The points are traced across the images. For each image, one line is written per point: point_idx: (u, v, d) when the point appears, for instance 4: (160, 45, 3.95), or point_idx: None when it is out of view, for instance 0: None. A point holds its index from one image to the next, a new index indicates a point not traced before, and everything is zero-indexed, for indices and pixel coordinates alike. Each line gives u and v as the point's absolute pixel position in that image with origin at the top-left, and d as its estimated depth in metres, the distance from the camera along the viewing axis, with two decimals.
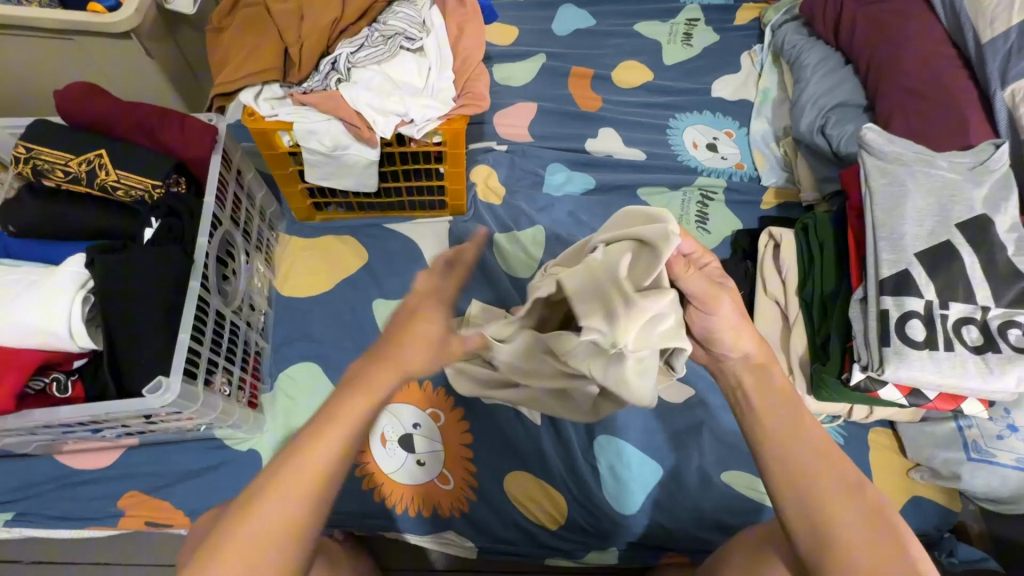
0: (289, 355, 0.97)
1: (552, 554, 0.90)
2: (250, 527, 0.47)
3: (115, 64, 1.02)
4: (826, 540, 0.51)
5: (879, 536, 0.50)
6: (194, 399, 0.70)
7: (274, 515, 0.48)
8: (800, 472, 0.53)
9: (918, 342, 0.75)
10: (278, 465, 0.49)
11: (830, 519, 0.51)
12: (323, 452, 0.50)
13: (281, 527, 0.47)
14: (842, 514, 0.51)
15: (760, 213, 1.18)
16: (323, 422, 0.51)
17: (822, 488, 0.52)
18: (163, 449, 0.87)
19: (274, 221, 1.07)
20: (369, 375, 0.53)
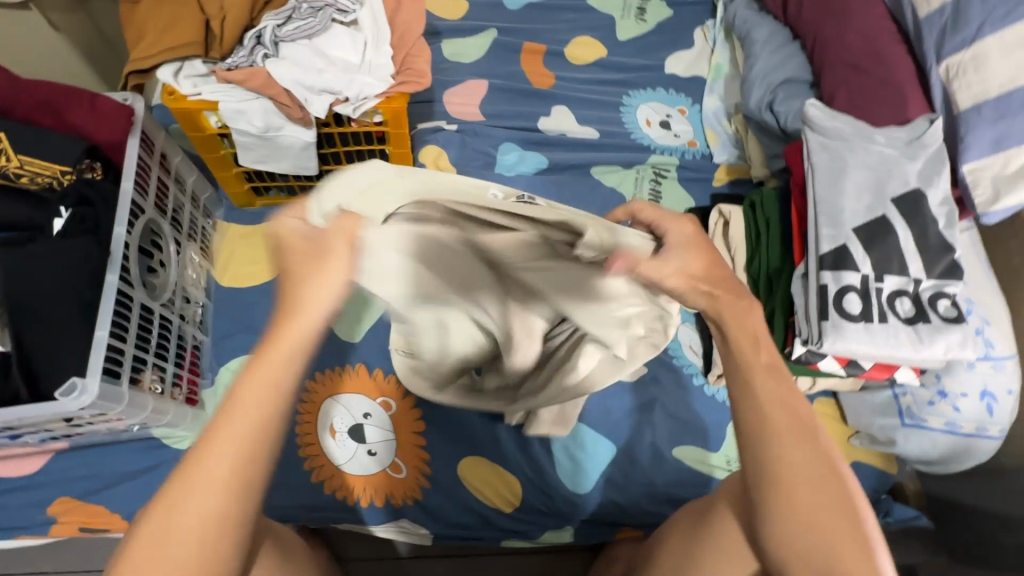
0: (231, 348, 0.93)
1: (508, 536, 0.90)
2: (173, 545, 0.43)
3: (15, 36, 0.94)
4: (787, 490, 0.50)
5: (830, 489, 0.50)
6: (118, 400, 0.66)
7: (192, 525, 0.43)
8: (764, 422, 0.51)
9: (855, 315, 0.77)
10: (186, 473, 0.44)
11: (786, 473, 0.50)
12: (233, 453, 0.44)
13: (202, 527, 0.43)
14: (797, 467, 0.50)
15: (713, 191, 1.19)
16: (225, 421, 0.44)
17: (786, 441, 0.51)
18: (95, 451, 0.82)
19: (211, 208, 1.01)
20: (264, 353, 0.46)
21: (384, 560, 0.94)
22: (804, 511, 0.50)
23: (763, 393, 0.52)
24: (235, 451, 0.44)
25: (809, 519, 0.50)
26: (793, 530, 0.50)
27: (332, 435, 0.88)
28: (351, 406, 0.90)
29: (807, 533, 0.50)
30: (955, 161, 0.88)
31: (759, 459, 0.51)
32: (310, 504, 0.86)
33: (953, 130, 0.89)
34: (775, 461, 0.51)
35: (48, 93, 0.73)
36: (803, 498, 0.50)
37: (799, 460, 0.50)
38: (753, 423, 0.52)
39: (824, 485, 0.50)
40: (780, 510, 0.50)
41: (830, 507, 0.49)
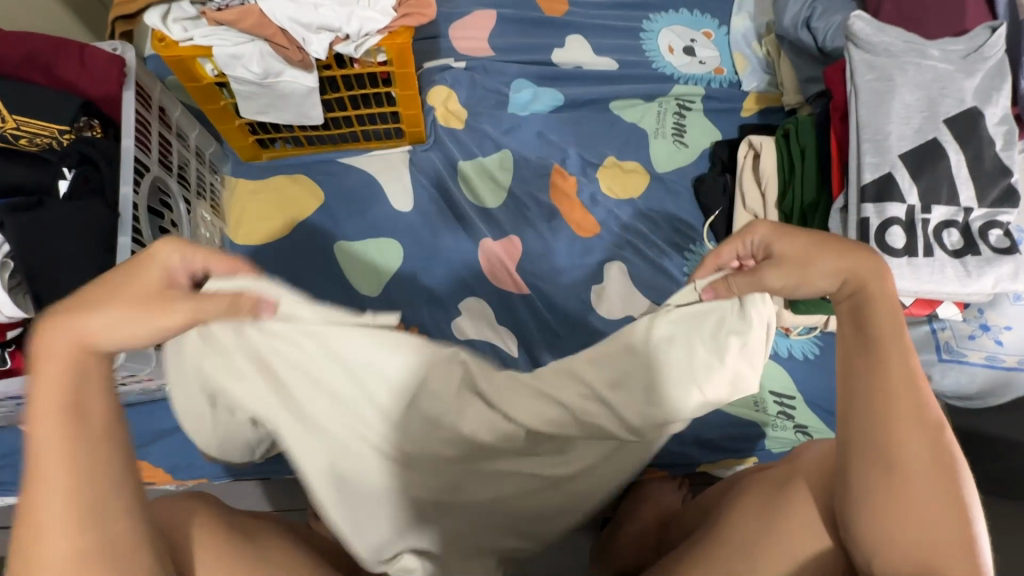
0: None
1: None
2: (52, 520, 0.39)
3: None
4: (894, 493, 0.46)
5: (946, 508, 0.44)
6: (148, 361, 0.66)
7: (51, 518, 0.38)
8: (893, 414, 0.46)
9: (898, 250, 0.72)
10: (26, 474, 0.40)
11: (907, 467, 0.45)
12: (52, 451, 0.40)
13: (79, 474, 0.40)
14: (922, 465, 0.45)
15: (741, 122, 1.12)
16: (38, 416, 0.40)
17: (912, 438, 0.46)
18: (133, 409, 0.85)
19: (217, 164, 0.98)
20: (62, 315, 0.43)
21: None
22: (917, 514, 0.45)
23: (898, 387, 0.47)
24: (48, 439, 0.40)
25: (896, 487, 0.46)
26: (900, 526, 0.45)
27: None
28: None
29: (915, 535, 0.45)
30: (1017, 74, 0.79)
31: (878, 444, 0.46)
32: None
33: (1016, 40, 0.80)
34: (892, 452, 0.46)
35: (36, 48, 0.69)
36: (918, 499, 0.45)
37: (924, 459, 0.46)
38: (878, 404, 0.47)
39: (944, 492, 0.45)
40: (889, 502, 0.46)
41: (952, 518, 0.44)
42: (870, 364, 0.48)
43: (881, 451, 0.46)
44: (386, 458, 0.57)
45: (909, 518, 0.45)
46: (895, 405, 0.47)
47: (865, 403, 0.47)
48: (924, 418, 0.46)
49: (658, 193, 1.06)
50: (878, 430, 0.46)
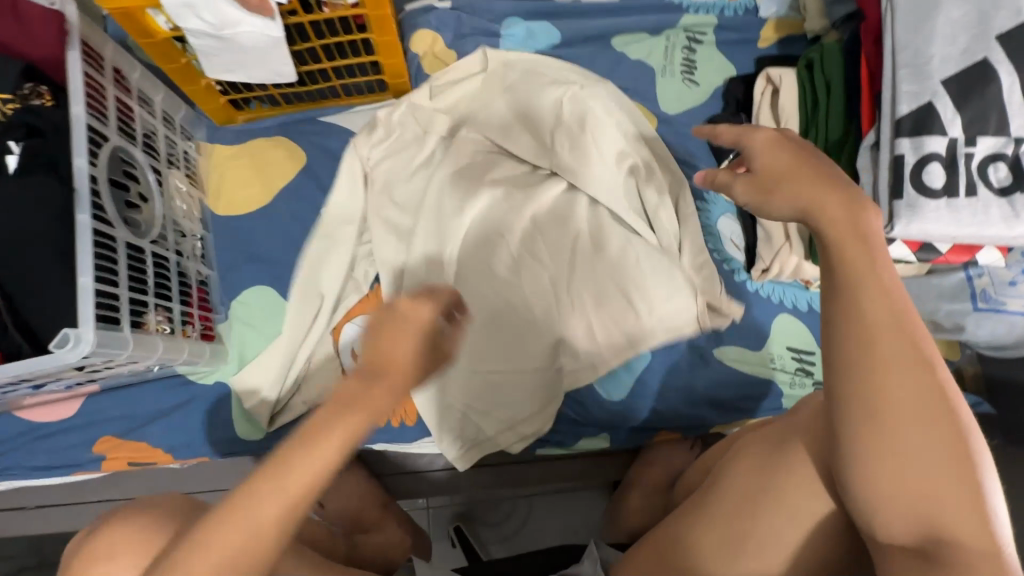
0: (239, 280, 0.88)
1: (543, 445, 0.89)
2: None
3: None
4: (893, 444, 0.45)
5: (944, 449, 0.45)
6: (125, 346, 0.63)
7: (239, 553, 0.39)
8: (881, 369, 0.46)
9: (936, 190, 0.64)
10: (224, 505, 0.41)
11: (894, 418, 0.45)
12: (264, 513, 0.40)
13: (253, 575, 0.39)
14: (913, 411, 0.45)
15: (758, 53, 1.01)
16: (268, 479, 0.40)
17: (898, 389, 0.45)
18: (126, 391, 0.82)
19: (189, 128, 0.91)
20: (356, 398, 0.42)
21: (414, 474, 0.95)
22: (908, 460, 0.45)
23: (878, 332, 0.46)
24: (269, 504, 0.40)
25: (895, 441, 0.45)
26: (893, 476, 0.46)
27: (354, 360, 0.86)
28: None
29: (911, 481, 0.45)
30: None
31: (867, 402, 0.46)
32: None
33: None
34: (886, 401, 0.45)
35: None
36: (915, 445, 0.45)
37: (917, 406, 0.45)
38: (856, 356, 0.46)
39: (938, 438, 0.45)
40: (881, 456, 0.46)
41: (953, 460, 0.44)
42: (853, 318, 0.47)
43: (868, 408, 0.46)
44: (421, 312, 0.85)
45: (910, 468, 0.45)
46: (876, 355, 0.46)
47: (848, 355, 0.47)
48: (913, 362, 0.46)
49: (666, 139, 0.97)
50: (862, 386, 0.46)
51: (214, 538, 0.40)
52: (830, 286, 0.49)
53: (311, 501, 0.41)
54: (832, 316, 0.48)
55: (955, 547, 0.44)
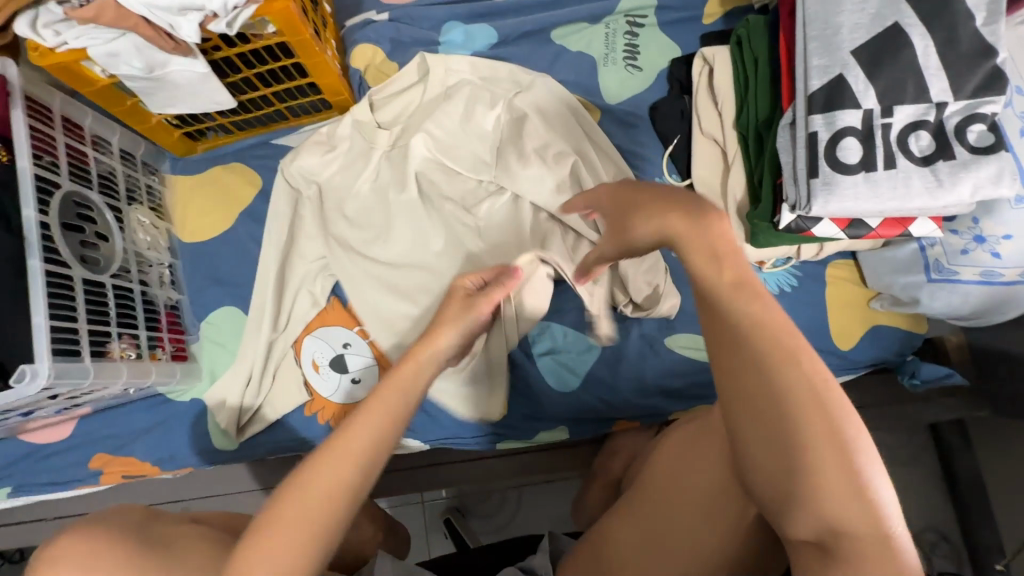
0: (207, 302, 0.94)
1: (502, 439, 0.91)
2: (310, 510, 0.46)
3: None
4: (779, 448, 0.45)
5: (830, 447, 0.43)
6: (87, 375, 0.70)
7: (327, 487, 0.47)
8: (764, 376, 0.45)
9: (851, 166, 0.62)
10: (285, 496, 0.47)
11: (775, 427, 0.44)
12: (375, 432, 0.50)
13: (322, 501, 0.47)
14: (809, 413, 0.44)
15: (702, 31, 0.98)
16: (338, 441, 0.49)
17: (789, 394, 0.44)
18: (114, 411, 0.90)
19: (153, 163, 0.96)
20: (377, 398, 0.52)
21: (395, 471, 0.99)
22: (804, 459, 0.44)
23: (754, 337, 0.46)
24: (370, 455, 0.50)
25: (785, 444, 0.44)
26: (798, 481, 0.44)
27: (316, 369, 0.90)
28: (330, 338, 0.91)
29: (810, 480, 0.44)
30: None
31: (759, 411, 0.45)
32: (308, 435, 0.90)
33: None
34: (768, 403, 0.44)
35: None
36: (800, 449, 0.44)
37: (809, 408, 0.44)
38: (730, 365, 0.46)
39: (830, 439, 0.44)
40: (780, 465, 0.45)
41: (840, 455, 0.43)
42: (729, 325, 0.46)
43: (758, 417, 0.45)
44: (373, 321, 0.90)
45: (798, 469, 0.44)
46: (757, 363, 0.45)
47: (742, 369, 0.45)
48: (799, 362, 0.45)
49: (610, 128, 0.96)
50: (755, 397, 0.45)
51: (317, 468, 0.48)
52: (706, 296, 0.48)
53: (370, 457, 0.49)
54: (715, 332, 0.47)
55: (849, 540, 0.45)
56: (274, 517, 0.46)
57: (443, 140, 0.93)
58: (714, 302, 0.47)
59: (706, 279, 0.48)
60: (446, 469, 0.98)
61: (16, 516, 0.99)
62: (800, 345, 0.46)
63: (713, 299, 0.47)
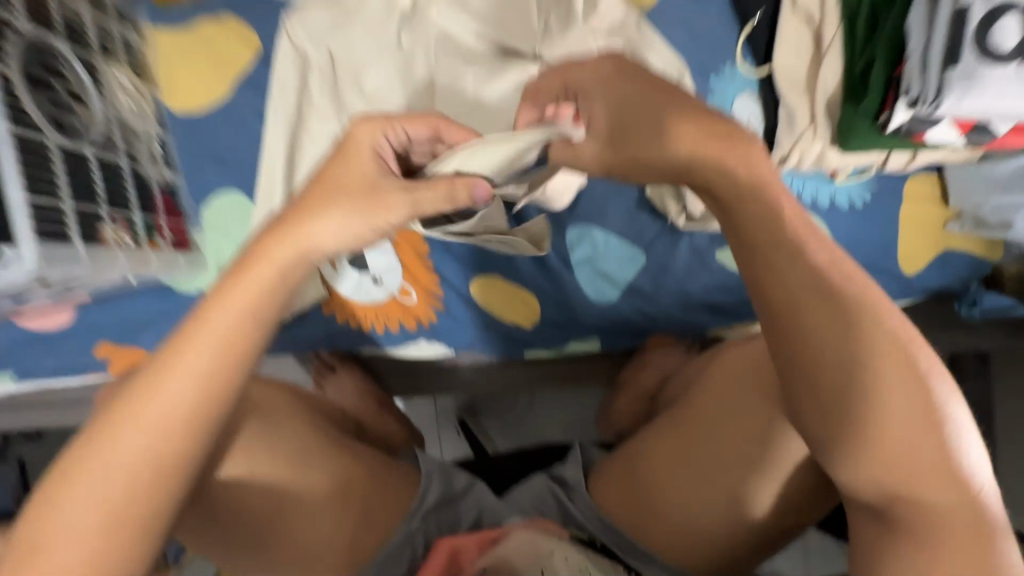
0: (206, 184, 0.83)
1: (530, 348, 0.87)
2: (119, 458, 0.44)
3: None
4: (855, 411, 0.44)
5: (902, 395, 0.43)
6: (80, 261, 0.61)
7: (141, 439, 0.44)
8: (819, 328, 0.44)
9: (1004, 54, 0.51)
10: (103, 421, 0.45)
11: (848, 385, 0.44)
12: (199, 368, 0.45)
13: (134, 457, 0.44)
14: (869, 361, 0.44)
15: None
16: (144, 393, 0.45)
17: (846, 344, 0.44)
18: (115, 300, 0.83)
19: (127, 10, 0.79)
20: (229, 291, 0.47)
21: (415, 372, 0.96)
22: (884, 413, 0.43)
23: (803, 293, 0.44)
24: (182, 394, 0.45)
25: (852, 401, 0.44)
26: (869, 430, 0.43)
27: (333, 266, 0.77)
28: None
29: (891, 436, 0.43)
30: None
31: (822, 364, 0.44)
32: (328, 333, 0.86)
33: None
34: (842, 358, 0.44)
35: None
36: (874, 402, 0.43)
37: (876, 366, 0.43)
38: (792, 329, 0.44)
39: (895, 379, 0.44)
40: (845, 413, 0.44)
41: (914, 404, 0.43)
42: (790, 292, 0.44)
43: (815, 385, 0.44)
44: None
45: (873, 430, 0.43)
46: (819, 330, 0.44)
47: (804, 325, 0.44)
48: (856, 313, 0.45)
49: None
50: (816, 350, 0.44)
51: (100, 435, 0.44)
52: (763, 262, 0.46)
53: (194, 415, 0.45)
54: (770, 293, 0.45)
55: (921, 503, 0.43)
56: (80, 461, 0.44)
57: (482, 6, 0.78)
58: (767, 256, 0.46)
59: (758, 226, 0.46)
60: (467, 375, 0.95)
61: (25, 399, 0.96)
62: (861, 304, 0.45)
63: (776, 259, 0.45)
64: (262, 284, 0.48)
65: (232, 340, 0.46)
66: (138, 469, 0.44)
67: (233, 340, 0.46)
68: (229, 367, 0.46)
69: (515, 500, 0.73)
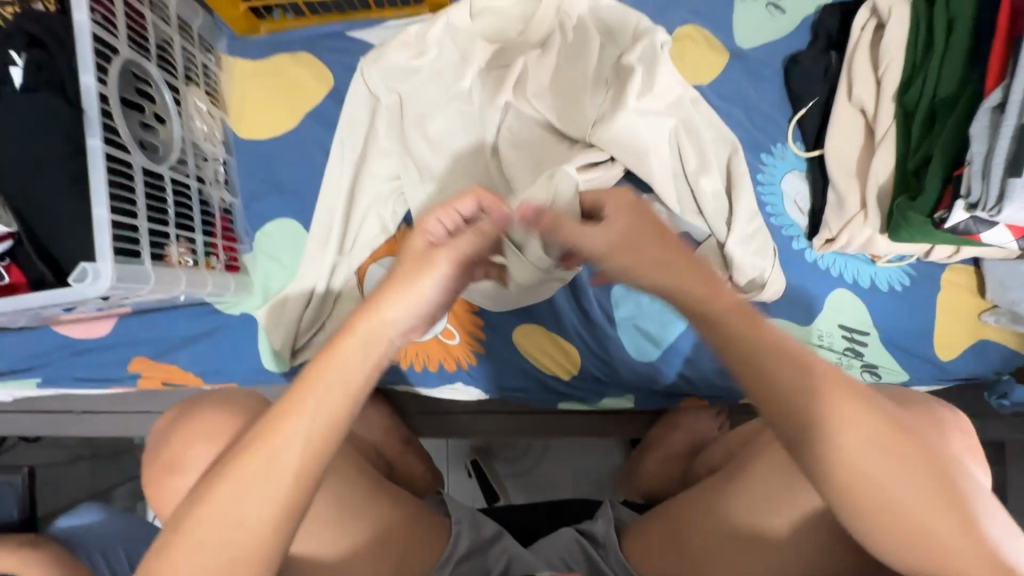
0: (261, 211, 0.84)
1: (565, 399, 0.87)
2: (231, 525, 0.43)
3: None
4: (865, 495, 0.40)
5: (892, 455, 0.40)
6: (146, 282, 0.61)
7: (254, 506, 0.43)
8: (831, 422, 0.40)
9: None
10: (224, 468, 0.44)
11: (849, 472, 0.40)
12: (300, 450, 0.43)
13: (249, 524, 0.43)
14: (851, 438, 0.40)
15: None
16: (259, 448, 0.43)
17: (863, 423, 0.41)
18: (157, 315, 0.83)
19: (209, 39, 0.83)
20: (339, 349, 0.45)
21: (444, 413, 0.95)
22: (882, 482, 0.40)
23: (783, 394, 0.41)
24: (294, 458, 0.43)
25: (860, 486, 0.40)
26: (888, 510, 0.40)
27: None
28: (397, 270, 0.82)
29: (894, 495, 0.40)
30: None
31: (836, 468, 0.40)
32: None
33: None
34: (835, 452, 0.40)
35: None
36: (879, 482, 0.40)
37: (840, 447, 0.40)
38: (788, 427, 0.41)
39: (907, 455, 0.40)
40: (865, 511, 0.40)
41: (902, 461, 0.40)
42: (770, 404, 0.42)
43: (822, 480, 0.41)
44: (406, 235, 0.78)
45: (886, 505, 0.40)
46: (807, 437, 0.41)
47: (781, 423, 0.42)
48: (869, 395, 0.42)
49: (735, 79, 0.85)
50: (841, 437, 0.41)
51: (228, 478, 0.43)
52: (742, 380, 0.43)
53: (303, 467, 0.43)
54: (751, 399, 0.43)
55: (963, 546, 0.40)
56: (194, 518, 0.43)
57: (568, 52, 0.78)
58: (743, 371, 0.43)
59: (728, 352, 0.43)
60: (496, 420, 0.95)
61: (42, 405, 0.94)
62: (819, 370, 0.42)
63: (751, 375, 0.42)
64: (353, 372, 0.45)
65: (337, 418, 0.44)
66: (244, 556, 0.43)
67: (324, 433, 0.44)
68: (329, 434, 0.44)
69: (542, 552, 0.69)
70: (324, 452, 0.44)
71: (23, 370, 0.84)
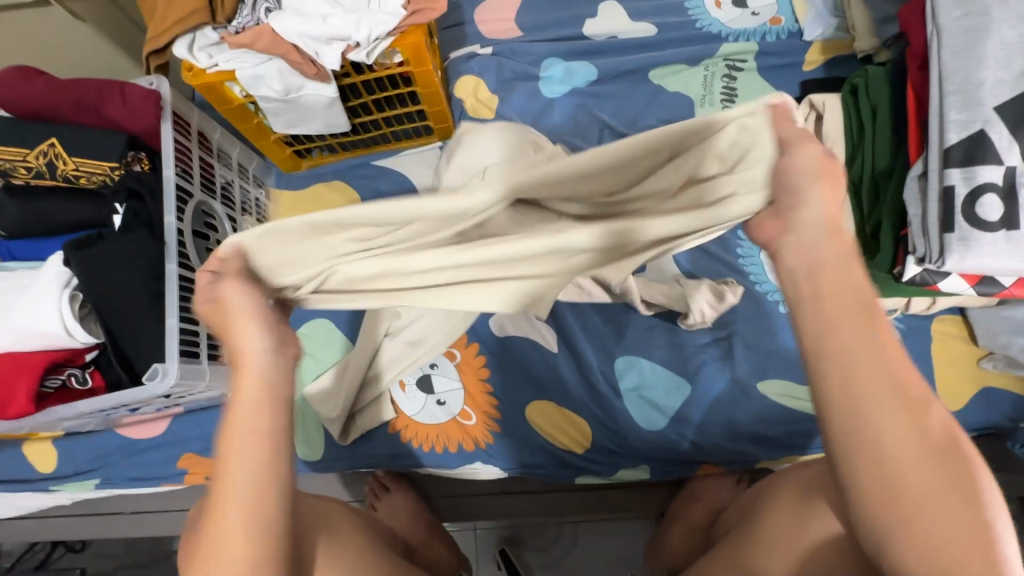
0: (299, 313, 0.97)
1: (581, 474, 0.89)
2: None
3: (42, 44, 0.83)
4: (894, 495, 0.37)
5: (946, 479, 0.37)
6: (202, 379, 0.71)
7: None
8: (863, 412, 0.38)
9: (992, 224, 0.61)
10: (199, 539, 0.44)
11: (900, 482, 0.37)
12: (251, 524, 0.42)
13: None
14: (906, 450, 0.38)
15: (803, 76, 1.00)
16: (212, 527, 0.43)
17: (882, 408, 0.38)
18: (205, 414, 0.93)
19: (261, 177, 1.01)
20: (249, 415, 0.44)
21: (467, 497, 0.98)
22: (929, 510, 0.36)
23: (851, 381, 0.39)
24: (242, 522, 0.42)
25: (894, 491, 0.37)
26: (952, 510, 0.36)
27: (402, 388, 0.91)
28: None
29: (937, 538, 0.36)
30: None
31: (854, 467, 0.38)
32: (390, 453, 0.91)
33: None
34: (878, 439, 0.38)
35: (81, 91, 0.73)
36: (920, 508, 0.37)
37: (896, 456, 0.38)
38: (839, 402, 0.39)
39: (958, 491, 0.37)
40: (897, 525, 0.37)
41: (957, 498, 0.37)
42: (833, 378, 0.40)
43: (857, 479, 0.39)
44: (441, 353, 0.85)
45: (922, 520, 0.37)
46: (868, 430, 0.38)
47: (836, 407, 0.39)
48: (887, 379, 0.39)
49: None
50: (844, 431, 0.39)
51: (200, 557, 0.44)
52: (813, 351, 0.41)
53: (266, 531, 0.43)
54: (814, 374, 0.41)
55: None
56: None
57: None
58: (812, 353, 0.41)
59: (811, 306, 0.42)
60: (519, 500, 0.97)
61: (96, 508, 1.01)
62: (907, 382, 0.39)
63: (821, 350, 0.41)
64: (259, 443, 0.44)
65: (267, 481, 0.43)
66: None
67: (262, 511, 0.43)
68: (269, 472, 0.43)
69: None
70: (266, 511, 0.43)
71: (85, 473, 0.93)
